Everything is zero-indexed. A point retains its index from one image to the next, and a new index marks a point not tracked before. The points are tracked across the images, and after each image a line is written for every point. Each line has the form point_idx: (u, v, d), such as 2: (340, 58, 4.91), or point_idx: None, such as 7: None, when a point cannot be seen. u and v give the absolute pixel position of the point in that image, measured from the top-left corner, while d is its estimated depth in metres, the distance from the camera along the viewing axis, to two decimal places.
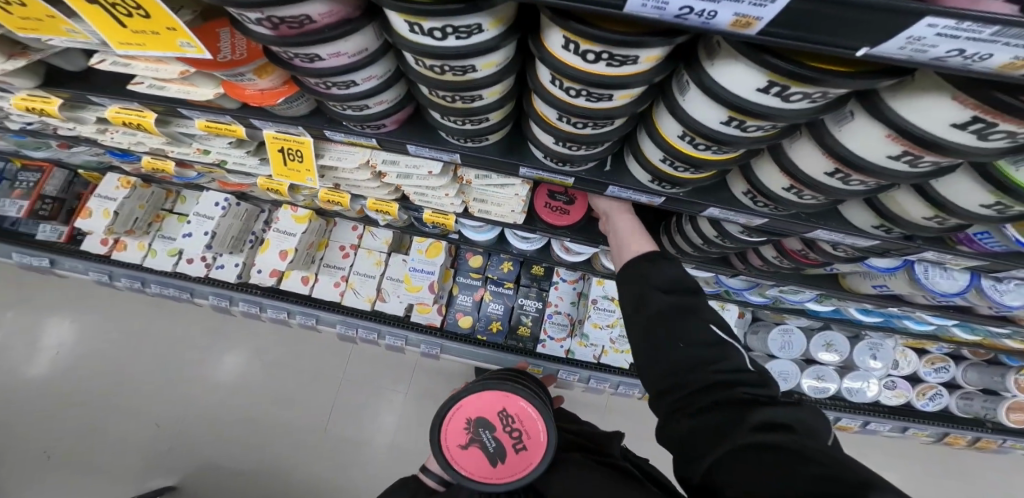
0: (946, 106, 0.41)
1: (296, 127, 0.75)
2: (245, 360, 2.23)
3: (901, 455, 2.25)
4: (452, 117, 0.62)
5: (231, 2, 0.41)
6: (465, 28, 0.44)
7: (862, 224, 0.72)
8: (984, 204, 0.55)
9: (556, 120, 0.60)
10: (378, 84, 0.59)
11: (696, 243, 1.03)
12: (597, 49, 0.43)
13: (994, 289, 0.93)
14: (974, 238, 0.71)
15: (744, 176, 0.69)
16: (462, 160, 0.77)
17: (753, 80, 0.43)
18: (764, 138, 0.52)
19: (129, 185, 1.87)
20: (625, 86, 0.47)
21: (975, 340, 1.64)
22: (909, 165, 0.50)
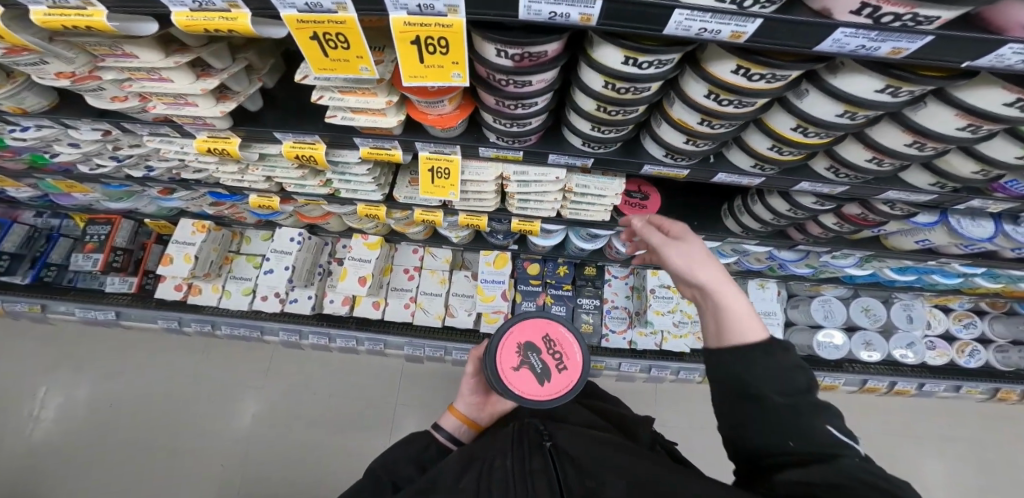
0: (998, 91, 0.54)
1: (452, 146, 0.90)
2: (314, 389, 2.33)
3: (948, 416, 2.33)
4: (605, 125, 0.77)
5: (506, 39, 0.56)
6: (665, 60, 0.58)
7: (920, 183, 0.83)
8: (1017, 156, 0.68)
9: (692, 125, 0.73)
10: (546, 102, 0.76)
11: (765, 219, 1.14)
12: (763, 72, 0.56)
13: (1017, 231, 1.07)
14: (1006, 186, 0.82)
15: (826, 155, 0.81)
16: (592, 164, 0.90)
17: (873, 84, 0.56)
18: (863, 124, 0.65)
19: (204, 229, 1.97)
20: (769, 94, 0.61)
21: (996, 289, 1.79)
22: (971, 133, 0.62)
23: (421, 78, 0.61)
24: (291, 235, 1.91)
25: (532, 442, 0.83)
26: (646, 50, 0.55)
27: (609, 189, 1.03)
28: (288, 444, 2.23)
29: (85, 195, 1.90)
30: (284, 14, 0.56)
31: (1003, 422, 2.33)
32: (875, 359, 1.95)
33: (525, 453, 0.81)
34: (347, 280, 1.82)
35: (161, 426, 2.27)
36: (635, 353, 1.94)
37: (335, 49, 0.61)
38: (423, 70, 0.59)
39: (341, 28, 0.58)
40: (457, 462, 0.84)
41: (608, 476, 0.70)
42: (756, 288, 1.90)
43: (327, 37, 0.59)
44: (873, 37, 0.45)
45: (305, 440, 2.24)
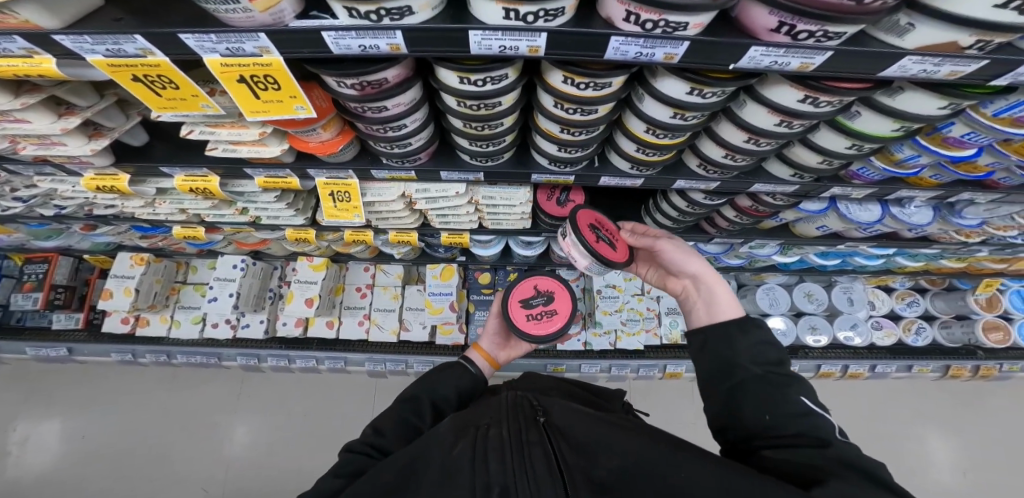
0: (787, 90, 0.60)
1: (344, 170, 0.89)
2: (278, 412, 2.31)
3: (908, 392, 2.38)
4: (477, 141, 0.79)
5: (335, 71, 0.57)
6: (496, 77, 0.60)
7: (782, 175, 0.88)
8: (847, 147, 0.72)
9: (558, 133, 0.75)
10: (418, 125, 0.76)
11: (673, 216, 1.18)
12: (586, 80, 0.60)
13: (903, 213, 1.07)
14: (859, 173, 0.86)
15: (694, 152, 0.86)
16: (483, 177, 0.92)
17: (682, 87, 0.61)
18: (699, 124, 0.70)
19: (142, 261, 1.87)
20: (603, 102, 0.64)
21: (927, 268, 1.83)
22: (788, 128, 0.68)
23: (264, 111, 0.64)
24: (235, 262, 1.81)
25: (525, 416, 0.70)
26: (469, 70, 0.57)
27: (516, 198, 1.04)
28: (257, 471, 2.19)
29: (12, 235, 1.84)
30: (91, 59, 0.57)
31: (956, 393, 2.39)
32: (821, 343, 1.98)
33: (521, 425, 0.67)
34: (294, 302, 1.78)
35: (117, 464, 2.20)
36: (595, 353, 1.96)
37: (166, 89, 0.63)
38: (264, 105, 0.62)
39: (159, 70, 0.59)
40: (450, 429, 0.69)
41: (603, 453, 0.60)
42: None
43: (150, 79, 0.61)
44: (644, 44, 0.50)
45: (272, 466, 2.20)
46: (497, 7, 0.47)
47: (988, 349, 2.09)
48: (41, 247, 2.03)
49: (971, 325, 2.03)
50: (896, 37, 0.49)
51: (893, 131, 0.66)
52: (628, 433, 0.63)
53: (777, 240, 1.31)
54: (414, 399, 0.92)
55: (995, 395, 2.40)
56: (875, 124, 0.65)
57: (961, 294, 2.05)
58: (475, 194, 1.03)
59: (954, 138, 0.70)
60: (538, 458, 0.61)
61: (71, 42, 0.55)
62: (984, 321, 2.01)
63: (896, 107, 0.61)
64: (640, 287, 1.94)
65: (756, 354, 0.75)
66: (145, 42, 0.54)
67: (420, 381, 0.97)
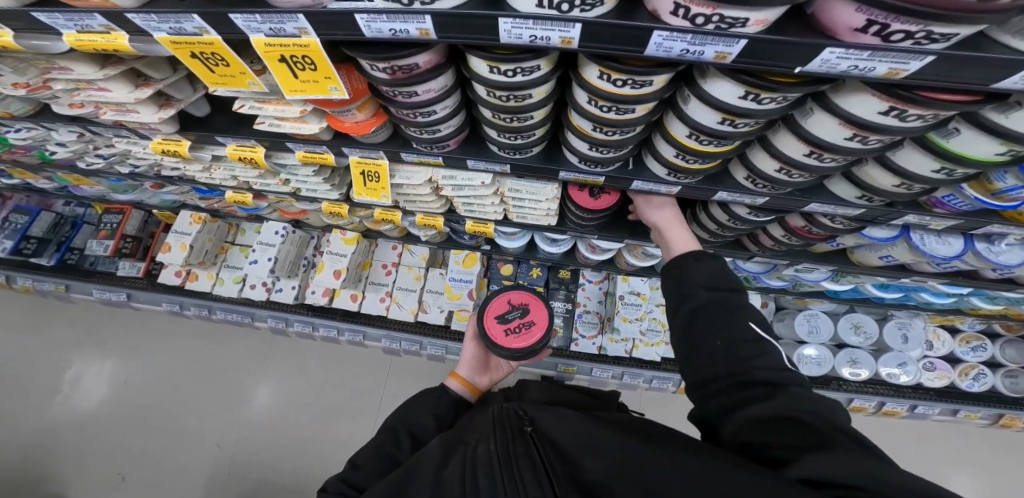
0: (869, 98, 0.52)
1: (376, 151, 0.88)
2: (303, 377, 2.40)
3: (956, 442, 2.19)
4: (507, 133, 0.76)
5: (368, 54, 0.55)
6: (528, 68, 0.57)
7: (847, 195, 0.80)
8: (934, 169, 0.64)
9: (591, 131, 0.72)
10: (449, 113, 0.73)
11: (711, 229, 1.12)
12: (624, 77, 0.56)
13: (988, 251, 0.95)
14: (943, 201, 0.77)
15: (743, 163, 0.79)
16: (511, 170, 0.89)
17: (734, 90, 0.56)
18: (751, 132, 0.64)
19: (200, 220, 1.97)
20: (643, 101, 0.60)
21: (1000, 312, 1.65)
22: (861, 144, 0.60)
23: (302, 91, 0.63)
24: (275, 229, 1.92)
25: (510, 426, 0.70)
26: (498, 61, 0.55)
27: (542, 193, 1.01)
28: (277, 429, 2.30)
29: (89, 186, 1.99)
30: (156, 36, 0.58)
31: (1010, 448, 2.19)
32: (859, 377, 1.86)
33: (507, 437, 0.68)
34: (323, 273, 1.82)
35: (158, 403, 2.38)
36: (609, 359, 1.92)
37: (219, 66, 0.64)
38: (301, 84, 0.62)
39: (213, 48, 0.60)
40: (439, 446, 0.73)
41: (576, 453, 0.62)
42: None
43: (206, 56, 0.62)
44: (691, 40, 0.45)
45: (294, 427, 2.30)
46: None
47: None
48: (115, 199, 2.16)
49: None
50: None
51: (996, 155, 0.57)
52: (598, 434, 0.62)
53: (829, 265, 1.21)
54: (391, 428, 0.98)
55: None
56: (979, 145, 0.57)
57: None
58: (501, 186, 1.01)
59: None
60: (526, 469, 0.62)
61: (142, 20, 0.56)
62: None
63: (1007, 126, 0.53)
64: None
65: (736, 331, 0.71)
66: (202, 22, 0.55)
67: (398, 409, 1.04)
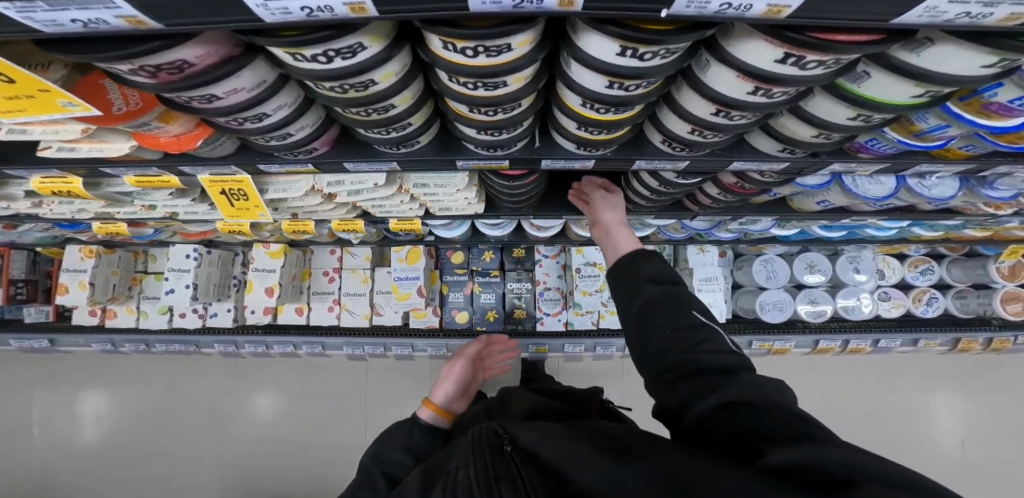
0: (762, 45, 0.44)
1: (226, 166, 0.70)
2: (272, 395, 2.27)
3: (912, 361, 2.28)
4: (374, 129, 0.61)
5: (95, 56, 0.40)
6: (346, 49, 0.43)
7: (770, 149, 0.71)
8: (848, 117, 0.55)
9: (468, 112, 0.61)
10: (290, 113, 0.57)
11: (646, 195, 1.03)
12: (471, 46, 0.44)
13: (921, 186, 0.88)
14: (868, 146, 0.68)
15: (656, 125, 0.69)
16: (401, 166, 0.76)
17: (609, 46, 0.47)
18: (648, 92, 0.56)
19: (92, 253, 1.72)
20: (507, 73, 0.48)
21: (943, 236, 1.65)
22: (767, 97, 0.52)
23: (24, 110, 0.51)
24: (186, 252, 1.64)
25: (492, 447, 0.64)
26: (294, 47, 0.41)
27: (453, 184, 0.88)
28: (255, 449, 2.21)
29: None
30: None
31: (964, 363, 2.28)
32: (822, 316, 1.84)
33: (484, 458, 0.62)
34: (253, 293, 1.56)
35: (120, 447, 2.24)
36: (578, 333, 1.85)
37: None
38: (11, 102, 0.49)
39: None
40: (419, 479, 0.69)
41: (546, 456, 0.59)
42: (694, 253, 1.80)
43: None
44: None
45: (272, 446, 2.20)
46: None
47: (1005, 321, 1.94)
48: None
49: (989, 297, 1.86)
50: None
51: (913, 98, 0.49)
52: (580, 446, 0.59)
53: (771, 215, 1.15)
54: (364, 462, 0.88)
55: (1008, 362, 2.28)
56: (890, 90, 0.48)
57: (981, 263, 1.87)
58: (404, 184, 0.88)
59: (998, 105, 0.51)
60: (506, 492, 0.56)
61: None
62: (1004, 291, 1.83)
63: (919, 67, 0.45)
64: None
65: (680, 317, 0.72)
66: None
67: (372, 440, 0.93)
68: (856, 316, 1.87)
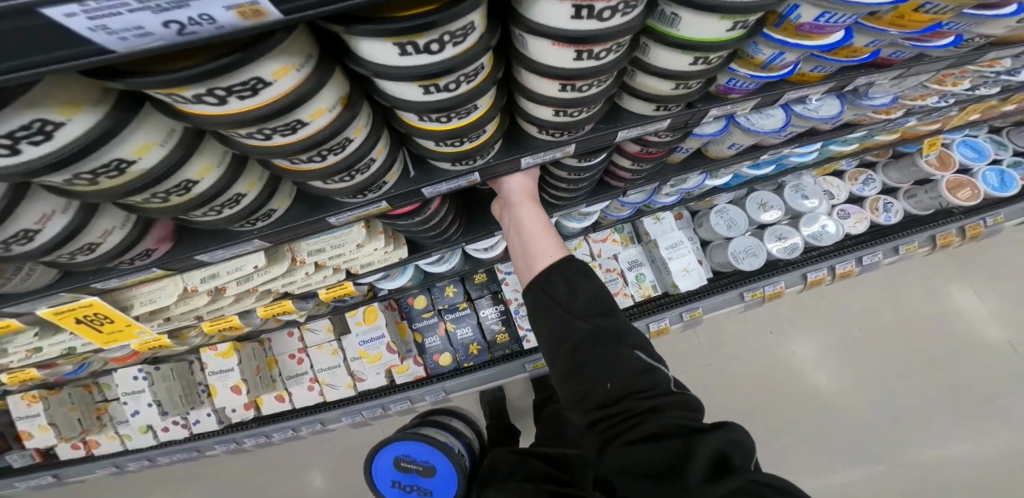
0: (554, 49, 0.49)
1: (55, 295, 0.64)
2: (297, 466, 2.24)
3: (897, 271, 2.27)
4: (195, 211, 0.53)
5: None
6: (26, 131, 0.34)
7: (646, 111, 0.71)
8: (691, 62, 0.56)
9: (295, 166, 0.54)
10: (70, 218, 0.48)
11: (563, 187, 0.99)
12: (205, 91, 0.37)
13: (808, 110, 0.90)
14: (731, 86, 0.69)
15: (526, 119, 0.68)
16: (266, 241, 0.69)
17: (388, 48, 0.42)
18: (474, 88, 0.51)
19: (38, 399, 1.59)
20: (270, 116, 0.42)
21: (870, 145, 1.65)
22: (596, 59, 0.51)
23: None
24: (131, 374, 1.49)
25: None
26: None
27: (350, 239, 0.79)
28: None
29: None
30: None
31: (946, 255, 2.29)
32: (793, 250, 1.73)
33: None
34: (221, 394, 1.50)
35: None
36: None
37: None
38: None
39: None
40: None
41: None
42: (652, 224, 1.74)
43: None
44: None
45: None
46: None
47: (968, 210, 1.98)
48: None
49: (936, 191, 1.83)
50: None
51: (730, 31, 0.50)
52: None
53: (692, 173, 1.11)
54: None
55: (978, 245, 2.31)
56: (703, 28, 0.50)
57: (912, 160, 1.86)
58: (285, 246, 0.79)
59: (807, 26, 0.54)
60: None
61: None
62: (947, 181, 1.81)
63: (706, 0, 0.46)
64: (589, 252, 1.76)
65: (623, 364, 0.72)
66: None
67: None
68: (827, 240, 1.76)
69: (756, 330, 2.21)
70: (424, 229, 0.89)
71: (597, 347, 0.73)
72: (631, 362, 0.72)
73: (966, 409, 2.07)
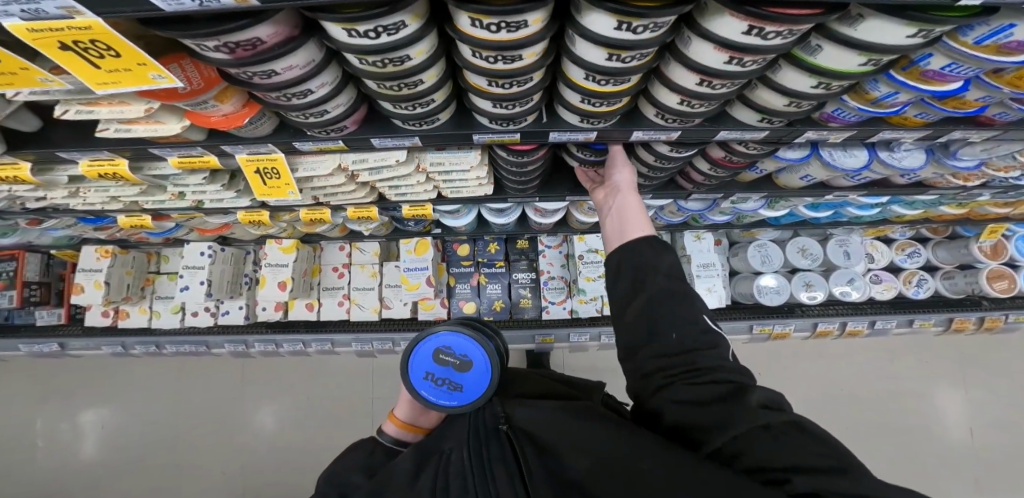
0: (711, 52, 0.59)
1: (263, 145, 0.81)
2: (287, 394, 2.30)
3: (906, 344, 2.39)
4: (402, 104, 0.71)
5: (189, 34, 0.48)
6: (391, 26, 0.52)
7: (750, 120, 0.82)
8: (811, 86, 0.66)
9: (487, 86, 0.68)
10: (329, 90, 0.67)
11: (642, 171, 1.10)
12: (495, 20, 0.52)
13: (892, 157, 1.03)
14: (835, 115, 0.82)
15: (648, 100, 0.78)
16: (421, 141, 0.85)
17: (607, 22, 0.53)
18: (642, 65, 0.62)
19: (108, 253, 1.76)
20: (514, 47, 0.56)
21: (916, 215, 1.79)
22: (740, 66, 0.61)
23: (115, 82, 0.54)
24: (200, 249, 1.68)
25: (484, 429, 0.63)
26: (348, 22, 0.50)
27: (466, 162, 0.95)
28: (278, 452, 2.22)
29: None
30: None
31: (956, 344, 2.41)
32: (817, 299, 1.89)
33: (479, 439, 0.62)
34: (266, 288, 1.62)
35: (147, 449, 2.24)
36: (583, 321, 1.79)
37: None
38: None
39: None
40: (411, 455, 0.63)
41: (571, 454, 0.57)
42: (691, 240, 1.86)
43: None
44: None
45: (292, 441, 2.22)
46: None
47: (998, 302, 2.06)
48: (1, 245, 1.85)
49: (975, 276, 1.97)
50: None
51: (860, 66, 0.60)
52: (615, 436, 0.57)
53: (758, 193, 1.25)
54: None
55: (988, 344, 2.43)
56: (843, 59, 0.59)
57: (965, 242, 2.00)
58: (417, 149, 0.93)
59: (933, 72, 0.66)
60: (500, 477, 0.57)
61: None
62: (989, 270, 1.96)
63: (858, 38, 0.56)
64: None
65: (688, 318, 0.74)
66: None
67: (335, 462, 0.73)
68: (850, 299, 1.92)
69: (754, 364, 2.33)
70: (520, 171, 1.03)
71: (667, 302, 0.75)
72: (698, 320, 0.74)
73: (933, 489, 2.16)
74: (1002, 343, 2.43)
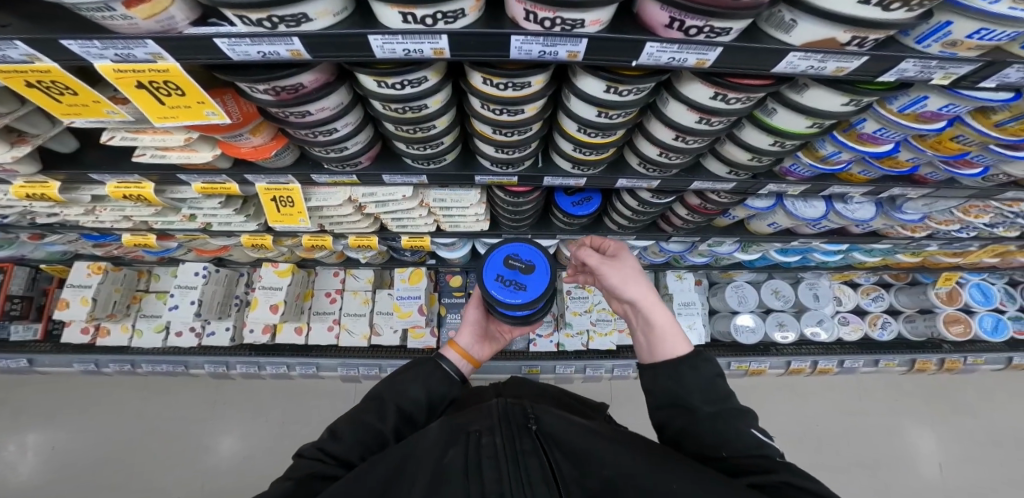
0: (685, 113, 0.70)
1: (285, 175, 0.90)
2: (261, 421, 2.22)
3: (875, 385, 2.49)
4: (415, 144, 0.80)
5: (247, 78, 0.58)
6: (415, 80, 0.63)
7: (720, 173, 0.94)
8: (770, 144, 0.78)
9: (492, 134, 0.78)
10: (351, 129, 0.76)
11: (627, 215, 1.21)
12: (503, 81, 0.62)
13: (847, 209, 1.16)
14: (791, 169, 0.95)
15: (632, 150, 0.90)
16: (428, 179, 0.94)
17: (598, 85, 0.64)
18: (626, 122, 0.74)
19: (100, 270, 1.77)
20: (518, 102, 0.67)
21: (877, 262, 1.93)
22: (709, 126, 0.72)
23: (174, 117, 0.65)
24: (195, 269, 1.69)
25: (515, 423, 0.68)
26: (380, 74, 0.60)
27: (467, 199, 1.05)
28: (242, 483, 2.10)
29: None
30: None
31: (922, 386, 2.53)
32: (789, 339, 1.99)
33: (513, 433, 0.65)
34: (257, 309, 1.63)
35: (105, 478, 2.12)
36: (569, 354, 1.86)
37: (64, 95, 0.62)
38: (69, 108, 0.65)
39: (51, 76, 0.57)
40: (443, 425, 0.68)
41: (601, 464, 0.59)
42: (673, 280, 1.96)
43: (44, 85, 0.59)
44: (545, 42, 0.53)
45: (262, 472, 2.13)
46: (395, 13, 0.50)
47: (956, 345, 2.19)
48: None
49: (934, 320, 2.11)
50: (784, 33, 0.54)
51: (808, 128, 0.73)
52: (640, 458, 0.59)
53: (732, 238, 1.37)
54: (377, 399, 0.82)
55: (952, 387, 2.54)
56: (792, 122, 0.71)
57: (923, 289, 2.14)
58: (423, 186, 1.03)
59: (867, 134, 0.78)
60: (535, 467, 0.60)
61: None
62: (946, 314, 2.10)
63: (805, 103, 0.67)
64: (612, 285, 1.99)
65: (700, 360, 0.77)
66: (30, 49, 0.53)
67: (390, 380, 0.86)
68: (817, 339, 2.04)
69: None
70: (514, 210, 1.13)
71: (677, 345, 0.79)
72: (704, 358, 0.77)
73: None
74: (964, 388, 2.55)
